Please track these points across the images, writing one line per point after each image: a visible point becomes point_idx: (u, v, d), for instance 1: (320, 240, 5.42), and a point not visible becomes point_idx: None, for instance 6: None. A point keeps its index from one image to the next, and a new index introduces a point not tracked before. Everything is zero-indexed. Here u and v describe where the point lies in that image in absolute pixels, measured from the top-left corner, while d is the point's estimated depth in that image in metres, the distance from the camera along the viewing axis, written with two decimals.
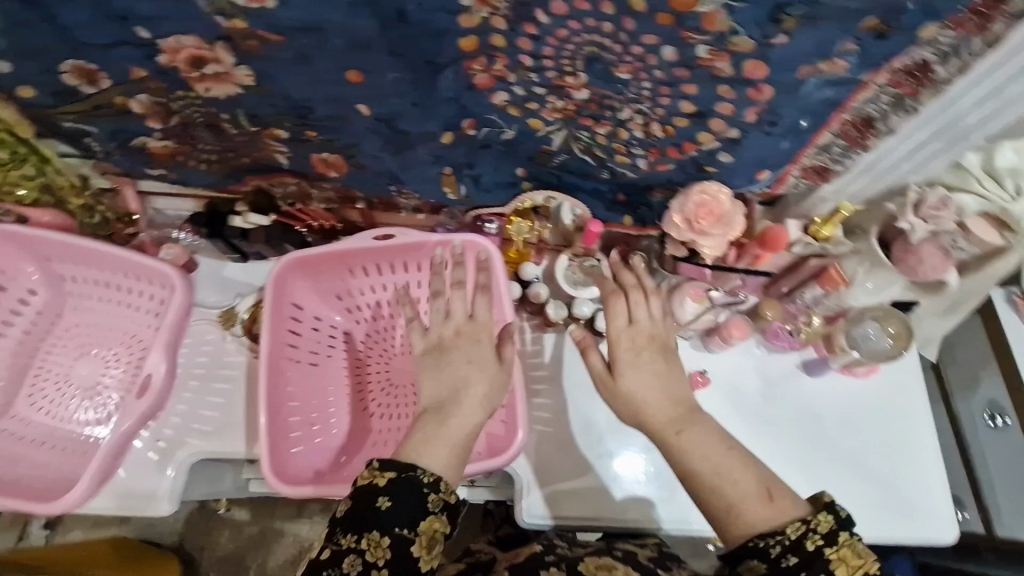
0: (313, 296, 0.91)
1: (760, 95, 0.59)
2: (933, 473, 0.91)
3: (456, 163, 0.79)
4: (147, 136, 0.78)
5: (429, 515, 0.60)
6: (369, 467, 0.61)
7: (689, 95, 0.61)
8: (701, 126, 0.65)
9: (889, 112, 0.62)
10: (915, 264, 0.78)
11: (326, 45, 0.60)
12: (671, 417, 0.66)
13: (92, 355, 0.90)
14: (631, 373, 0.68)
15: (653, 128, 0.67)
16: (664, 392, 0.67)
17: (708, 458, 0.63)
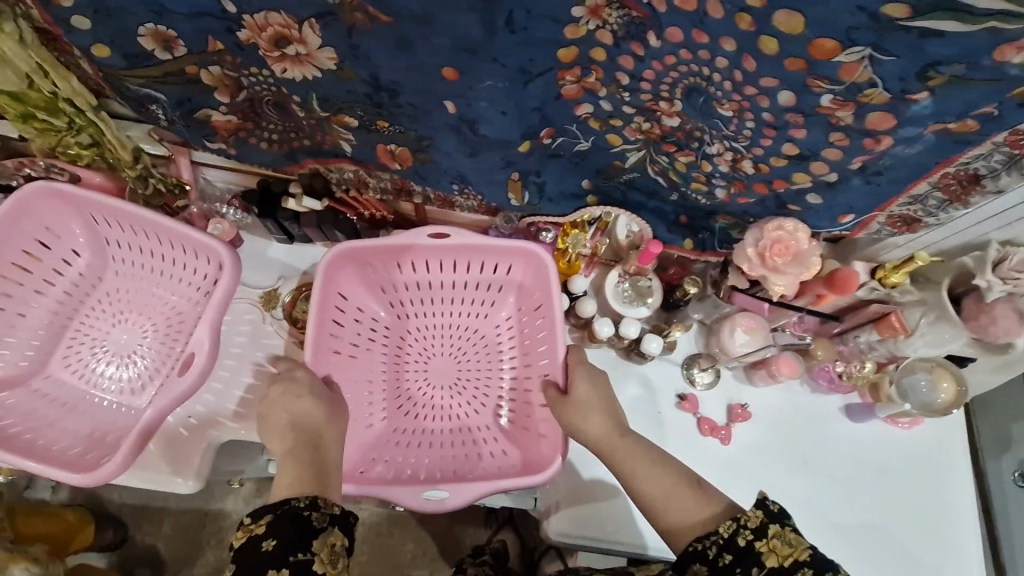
0: (359, 288, 0.91)
1: (878, 145, 0.56)
2: (967, 535, 0.89)
3: (525, 170, 0.76)
4: (213, 109, 0.76)
5: (319, 530, 0.62)
6: (243, 526, 0.61)
7: (796, 139, 0.59)
8: (800, 168, 0.62)
9: (1001, 171, 0.58)
10: (988, 323, 0.76)
11: (429, 37, 0.58)
12: (606, 432, 0.73)
13: (130, 323, 0.88)
14: (582, 383, 0.77)
15: (744, 163, 0.65)
16: (605, 406, 0.75)
17: (639, 465, 0.69)
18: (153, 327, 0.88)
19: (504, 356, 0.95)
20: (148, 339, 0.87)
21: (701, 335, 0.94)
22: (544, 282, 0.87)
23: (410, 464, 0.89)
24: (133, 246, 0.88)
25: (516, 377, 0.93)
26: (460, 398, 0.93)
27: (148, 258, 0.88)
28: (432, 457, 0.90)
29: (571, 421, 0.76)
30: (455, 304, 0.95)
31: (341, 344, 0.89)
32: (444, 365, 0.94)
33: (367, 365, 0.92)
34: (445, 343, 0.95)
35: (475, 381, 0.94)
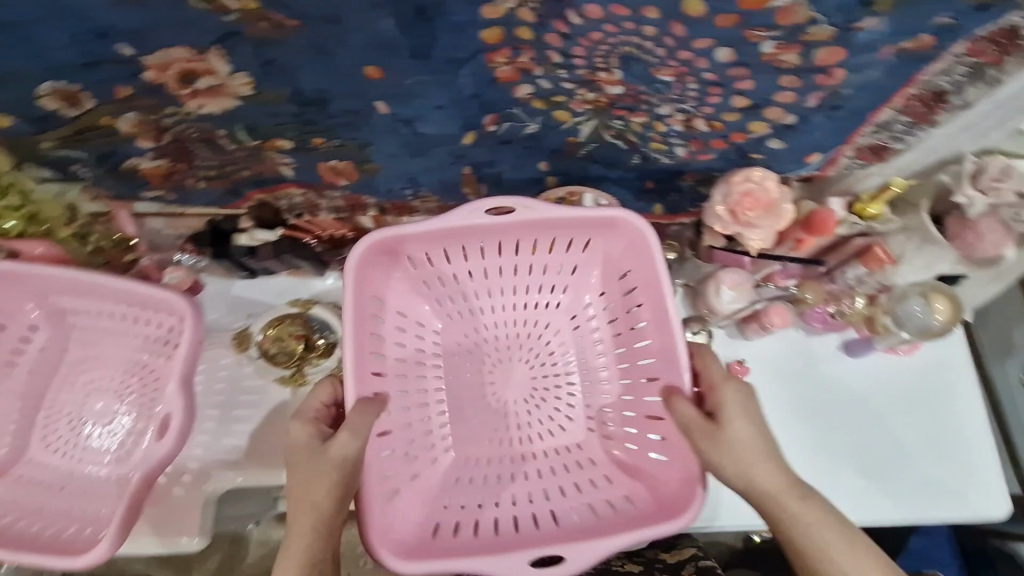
0: (400, 293, 0.88)
1: (831, 79, 0.53)
2: (984, 449, 0.88)
3: (477, 162, 0.73)
4: (139, 157, 0.72)
5: None
6: None
7: (744, 91, 0.56)
8: (755, 117, 0.60)
9: (966, 84, 0.54)
10: (974, 240, 0.73)
11: (348, 38, 0.53)
12: (786, 490, 0.67)
13: (104, 390, 0.85)
14: (739, 424, 0.69)
15: (696, 123, 0.62)
16: (771, 454, 0.68)
17: (821, 532, 0.66)
18: (129, 391, 0.85)
19: (589, 362, 0.90)
20: (127, 403, 0.84)
21: (688, 298, 0.91)
22: (648, 279, 0.81)
23: (495, 502, 0.83)
24: (92, 310, 0.84)
25: (609, 386, 0.89)
26: (541, 412, 0.89)
27: (110, 320, 0.85)
28: (517, 493, 0.84)
29: (734, 468, 0.68)
30: (508, 297, 0.91)
31: (386, 353, 0.86)
32: (519, 375, 0.90)
33: (418, 374, 0.88)
34: (513, 345, 0.91)
35: (557, 390, 0.90)
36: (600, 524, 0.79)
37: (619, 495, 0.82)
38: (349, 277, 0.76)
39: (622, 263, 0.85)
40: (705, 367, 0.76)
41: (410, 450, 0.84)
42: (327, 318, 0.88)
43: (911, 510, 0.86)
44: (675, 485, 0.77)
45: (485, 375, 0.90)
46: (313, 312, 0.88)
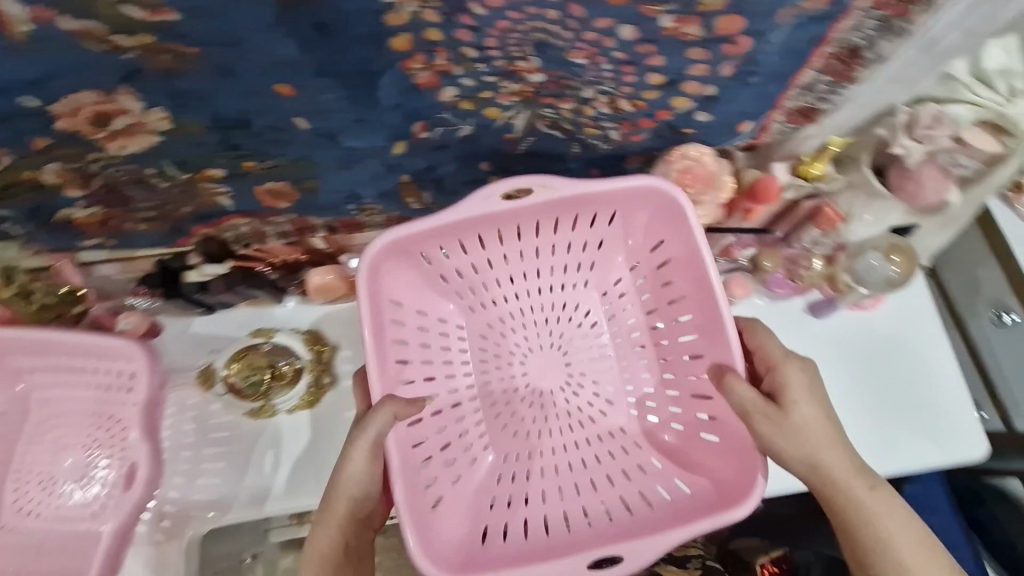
0: (421, 292, 0.87)
1: (738, 48, 0.53)
2: (960, 393, 0.89)
3: (415, 169, 0.72)
4: (70, 208, 0.70)
5: None
6: None
7: (657, 67, 0.56)
8: (675, 92, 0.60)
9: (878, 38, 0.55)
10: (916, 190, 0.74)
11: (251, 59, 0.52)
12: (850, 475, 0.67)
13: (72, 446, 0.83)
14: (804, 408, 0.68)
15: (621, 105, 0.62)
16: (833, 438, 0.68)
17: (879, 513, 0.67)
18: (96, 444, 0.83)
19: (622, 345, 0.91)
20: (96, 457, 0.82)
21: None
22: (686, 258, 0.80)
23: (543, 498, 0.84)
24: (49, 367, 0.83)
25: (647, 369, 0.89)
26: (579, 401, 0.89)
27: (69, 375, 0.83)
28: (563, 487, 0.85)
29: (798, 451, 0.68)
30: (532, 283, 0.91)
31: (412, 352, 0.85)
32: (551, 363, 0.90)
33: (444, 369, 0.88)
34: (543, 333, 0.91)
35: (592, 377, 0.90)
36: (651, 514, 0.79)
37: (665, 480, 0.83)
38: (361, 282, 0.74)
39: (655, 234, 0.84)
40: (767, 346, 0.74)
41: (447, 452, 0.84)
42: (290, 344, 0.87)
43: (895, 461, 0.87)
44: (730, 474, 0.76)
45: (516, 368, 0.90)
46: (275, 339, 0.87)
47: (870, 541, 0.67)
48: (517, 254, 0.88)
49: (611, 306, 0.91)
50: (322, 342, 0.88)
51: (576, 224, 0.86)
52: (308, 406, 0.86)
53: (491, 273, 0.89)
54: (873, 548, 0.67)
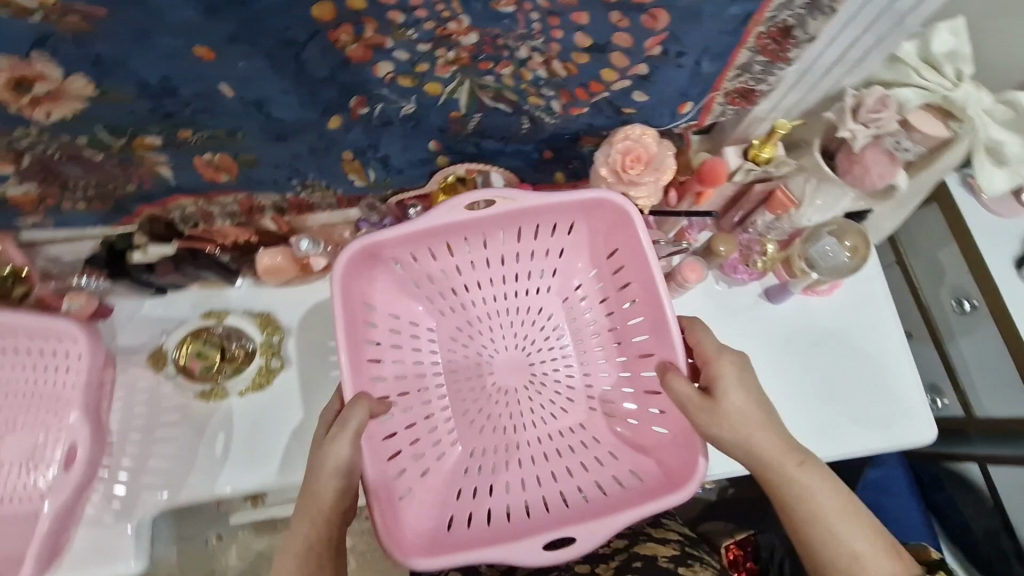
0: (393, 294, 0.87)
1: (658, 22, 0.52)
2: (907, 378, 0.90)
3: (357, 146, 0.71)
4: (4, 185, 0.68)
5: None
6: None
7: (583, 26, 0.53)
8: (603, 62, 0.58)
9: (806, 16, 0.54)
10: (861, 173, 0.73)
11: (161, 20, 0.50)
12: (782, 458, 0.68)
13: (19, 428, 0.82)
14: (737, 395, 0.69)
15: (555, 66, 0.59)
16: (767, 424, 0.69)
17: (818, 496, 0.67)
18: (44, 425, 0.82)
19: (582, 346, 0.90)
20: (43, 438, 0.82)
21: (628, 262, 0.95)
22: (637, 259, 0.80)
23: (506, 490, 0.84)
24: None
25: (604, 366, 0.89)
26: (541, 399, 0.89)
27: (14, 357, 0.81)
28: (525, 479, 0.84)
29: (732, 440, 0.69)
30: (502, 285, 0.90)
31: (383, 351, 0.85)
32: (516, 363, 0.89)
33: (416, 370, 0.87)
34: (511, 334, 0.90)
35: (554, 374, 0.90)
36: (608, 502, 0.80)
37: (625, 471, 0.83)
38: (335, 287, 0.74)
39: (609, 241, 0.84)
40: (700, 342, 0.74)
41: (414, 448, 0.84)
42: (242, 325, 0.88)
43: (845, 443, 0.88)
44: (675, 456, 0.78)
45: (483, 367, 0.89)
46: (226, 321, 0.87)
47: (811, 524, 0.66)
48: (483, 257, 0.88)
49: (575, 308, 0.91)
50: (273, 324, 0.88)
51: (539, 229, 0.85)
52: (259, 388, 0.86)
53: (461, 276, 0.88)
54: (814, 531, 0.66)
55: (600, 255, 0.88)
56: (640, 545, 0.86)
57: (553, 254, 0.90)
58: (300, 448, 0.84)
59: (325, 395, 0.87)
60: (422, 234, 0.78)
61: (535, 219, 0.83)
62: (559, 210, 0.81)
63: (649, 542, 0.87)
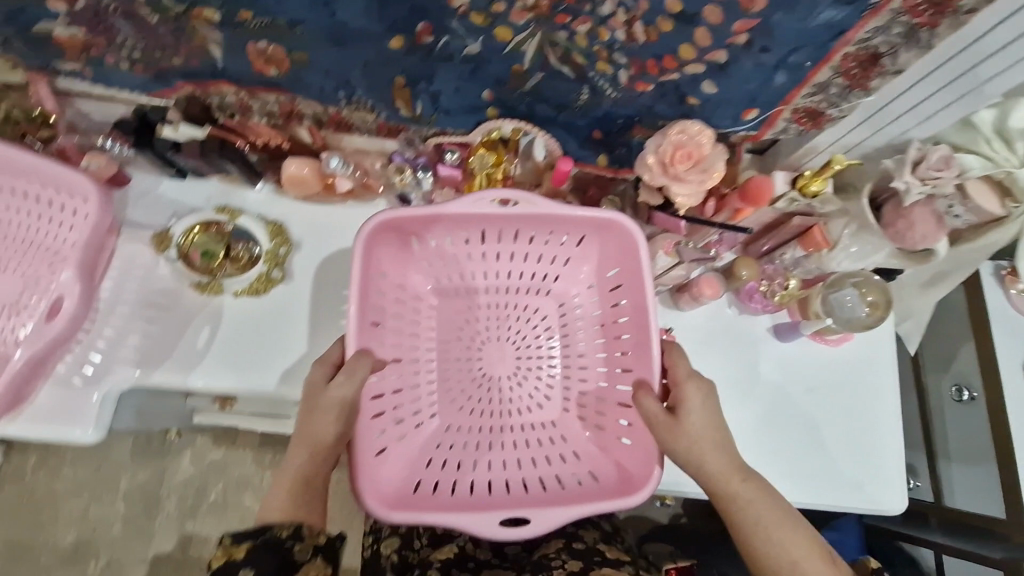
0: (402, 266, 0.86)
1: (753, 4, 0.50)
2: (891, 446, 0.89)
3: (411, 74, 0.69)
4: (51, 22, 0.66)
5: (303, 563, 0.60)
6: (222, 546, 0.59)
7: None
8: (685, 37, 0.55)
9: (901, 47, 0.54)
10: (906, 228, 0.72)
11: None
12: (730, 475, 0.69)
13: (8, 272, 0.81)
14: (697, 413, 0.70)
15: (636, 29, 0.57)
16: (721, 443, 0.70)
17: (766, 516, 0.67)
18: (35, 276, 0.81)
19: (568, 349, 0.88)
20: (31, 289, 0.80)
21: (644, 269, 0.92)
22: (634, 275, 0.80)
23: (473, 466, 0.83)
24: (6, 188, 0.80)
25: (585, 368, 0.88)
26: (521, 391, 0.87)
27: (24, 200, 0.81)
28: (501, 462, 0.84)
29: (690, 454, 0.70)
30: (512, 279, 0.88)
31: (385, 317, 0.84)
32: (506, 354, 0.88)
33: (411, 340, 0.86)
34: (507, 326, 0.88)
35: (537, 372, 0.88)
36: (568, 495, 0.80)
37: (585, 472, 0.83)
38: (357, 252, 0.74)
39: (617, 257, 0.83)
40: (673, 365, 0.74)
41: (396, 413, 0.83)
42: (252, 230, 0.86)
43: (817, 493, 0.87)
44: (636, 451, 0.79)
45: (472, 353, 0.88)
46: (238, 221, 0.86)
47: (757, 534, 0.67)
48: (496, 252, 0.86)
49: (573, 314, 0.89)
50: (284, 235, 0.87)
51: (552, 235, 0.84)
52: (255, 294, 0.85)
53: (472, 262, 0.87)
54: (762, 540, 0.67)
55: (603, 271, 0.86)
56: (596, 572, 0.76)
57: (558, 261, 0.88)
58: (279, 362, 0.83)
59: (320, 326, 0.85)
60: (451, 215, 0.77)
61: (549, 225, 0.82)
62: (573, 222, 0.80)
63: (605, 568, 0.77)
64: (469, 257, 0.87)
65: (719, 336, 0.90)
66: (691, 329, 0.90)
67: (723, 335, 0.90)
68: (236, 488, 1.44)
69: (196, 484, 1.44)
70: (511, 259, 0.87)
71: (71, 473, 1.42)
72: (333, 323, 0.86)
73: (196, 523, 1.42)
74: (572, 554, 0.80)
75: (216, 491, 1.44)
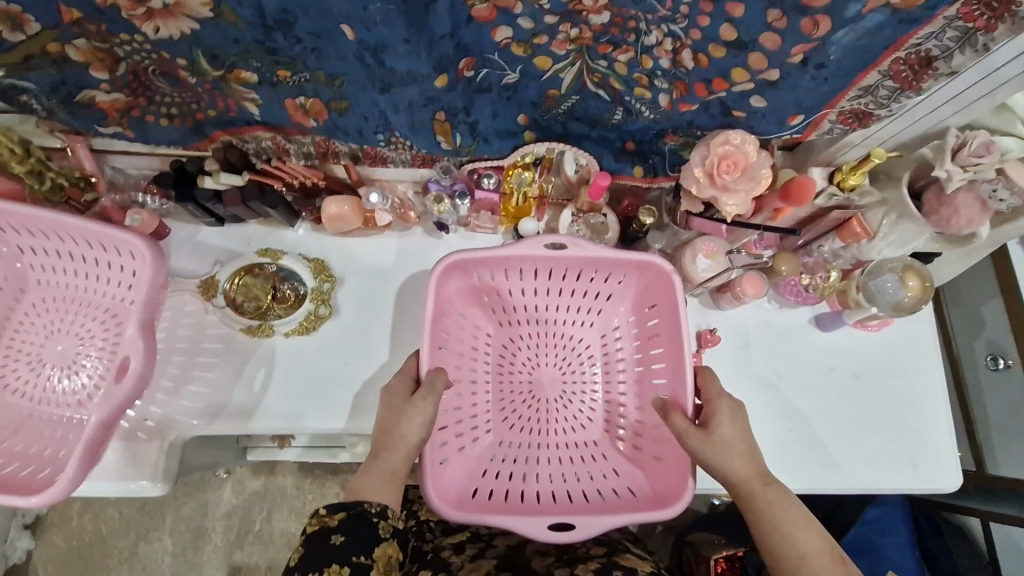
0: (463, 300, 0.86)
1: (816, 28, 0.52)
2: (941, 424, 0.90)
3: (450, 108, 0.70)
4: (94, 89, 0.68)
5: (383, 541, 0.64)
6: (317, 515, 0.64)
7: (733, 18, 0.53)
8: (738, 61, 0.57)
9: (954, 49, 0.53)
10: (950, 216, 0.73)
11: None
12: (754, 478, 0.69)
13: (63, 332, 0.83)
14: (726, 423, 0.71)
15: (683, 56, 0.58)
16: (750, 450, 0.71)
17: (786, 520, 0.66)
18: (89, 334, 0.82)
19: (609, 375, 0.89)
20: (87, 347, 0.82)
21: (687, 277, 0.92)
22: (672, 310, 0.81)
23: (521, 476, 0.84)
24: (49, 251, 0.81)
25: (625, 395, 0.88)
26: (567, 412, 0.88)
27: (70, 261, 0.82)
28: (546, 474, 0.85)
29: (711, 457, 0.70)
30: (558, 309, 0.89)
31: (450, 342, 0.85)
32: (552, 377, 0.89)
33: (470, 361, 0.87)
34: (554, 351, 0.89)
35: (580, 395, 0.89)
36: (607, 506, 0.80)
37: (623, 487, 0.83)
38: (430, 286, 0.77)
39: (646, 280, 0.84)
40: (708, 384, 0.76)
41: (456, 427, 0.84)
42: (296, 269, 0.87)
43: (868, 478, 0.88)
44: (666, 473, 0.80)
45: (523, 374, 0.89)
46: (282, 262, 0.87)
47: (767, 529, 0.67)
48: (542, 286, 0.87)
49: (615, 343, 0.90)
50: (327, 272, 0.88)
51: (599, 274, 0.85)
52: (306, 333, 0.86)
53: (522, 294, 0.87)
54: (771, 536, 0.67)
55: (642, 307, 0.87)
56: (621, 555, 0.80)
57: (601, 296, 0.89)
58: (334, 396, 0.84)
59: (370, 360, 0.86)
60: (506, 254, 0.79)
61: (592, 265, 0.83)
62: (614, 263, 0.82)
63: (629, 554, 0.81)
64: (518, 290, 0.87)
65: (766, 333, 0.91)
66: (733, 329, 0.91)
67: (769, 333, 0.91)
68: (281, 517, 1.45)
69: (239, 514, 1.45)
70: (554, 293, 0.88)
71: (115, 514, 1.44)
72: (381, 354, 0.86)
73: (244, 552, 1.43)
74: (598, 542, 0.84)
75: (259, 521, 1.45)
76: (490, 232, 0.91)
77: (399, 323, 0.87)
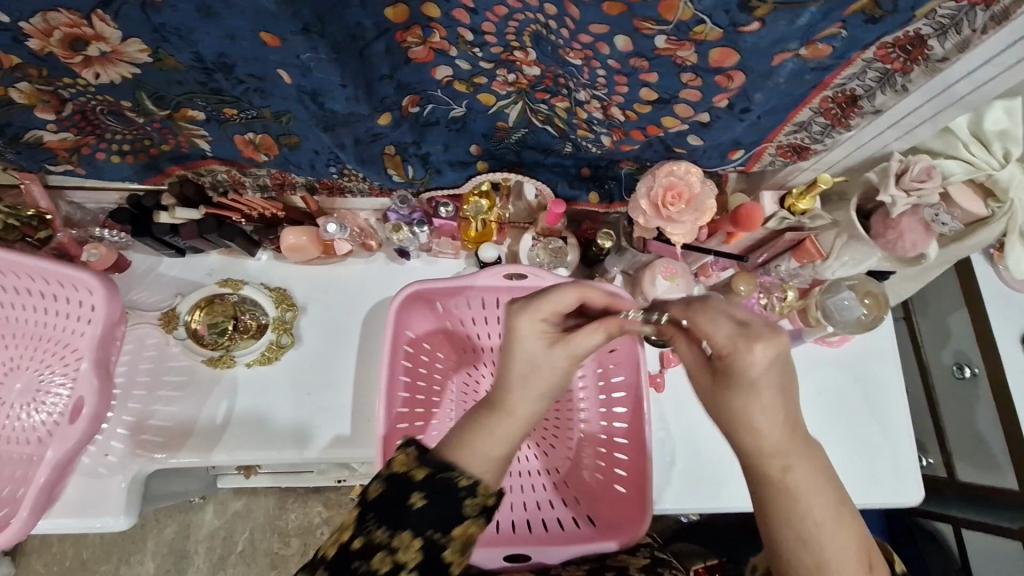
0: (427, 330, 0.87)
1: (731, 81, 0.52)
2: (903, 443, 0.91)
3: (400, 142, 0.70)
4: (41, 129, 0.68)
5: (467, 519, 0.51)
6: (403, 456, 0.54)
7: (650, 83, 0.54)
8: (666, 112, 0.58)
9: (875, 89, 0.56)
10: (896, 239, 0.74)
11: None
12: (768, 459, 0.50)
13: (23, 369, 0.82)
14: (761, 391, 0.49)
15: (612, 112, 0.60)
16: (785, 413, 0.50)
17: (811, 523, 0.50)
18: (49, 373, 0.82)
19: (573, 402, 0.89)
20: (46, 385, 0.82)
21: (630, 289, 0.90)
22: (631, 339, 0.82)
23: None
24: (7, 288, 0.81)
25: (587, 421, 0.88)
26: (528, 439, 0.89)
27: (28, 298, 0.81)
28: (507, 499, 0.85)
29: (722, 416, 0.52)
30: None
31: (414, 372, 0.85)
32: None
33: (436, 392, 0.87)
34: None
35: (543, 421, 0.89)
36: (565, 535, 0.81)
37: (583, 515, 0.84)
38: (389, 316, 0.78)
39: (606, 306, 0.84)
40: (703, 320, 0.50)
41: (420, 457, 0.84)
42: (257, 298, 0.87)
43: None
44: (623, 496, 0.81)
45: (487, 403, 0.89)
46: (243, 292, 0.87)
47: (787, 529, 0.50)
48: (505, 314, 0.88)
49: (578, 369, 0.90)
50: (289, 301, 0.88)
51: None
52: (267, 363, 0.86)
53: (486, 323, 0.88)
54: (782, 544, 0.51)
55: None
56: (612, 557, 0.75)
57: None
58: (297, 424, 0.84)
59: (333, 389, 0.86)
60: (468, 285, 0.80)
61: None
62: None
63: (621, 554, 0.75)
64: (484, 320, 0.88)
65: None
66: None
67: None
68: (264, 536, 1.44)
69: (221, 536, 1.44)
70: None
71: (95, 539, 1.43)
72: (344, 381, 0.86)
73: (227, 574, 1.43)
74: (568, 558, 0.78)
75: (242, 540, 1.44)
76: (452, 258, 0.91)
77: (363, 353, 0.87)
